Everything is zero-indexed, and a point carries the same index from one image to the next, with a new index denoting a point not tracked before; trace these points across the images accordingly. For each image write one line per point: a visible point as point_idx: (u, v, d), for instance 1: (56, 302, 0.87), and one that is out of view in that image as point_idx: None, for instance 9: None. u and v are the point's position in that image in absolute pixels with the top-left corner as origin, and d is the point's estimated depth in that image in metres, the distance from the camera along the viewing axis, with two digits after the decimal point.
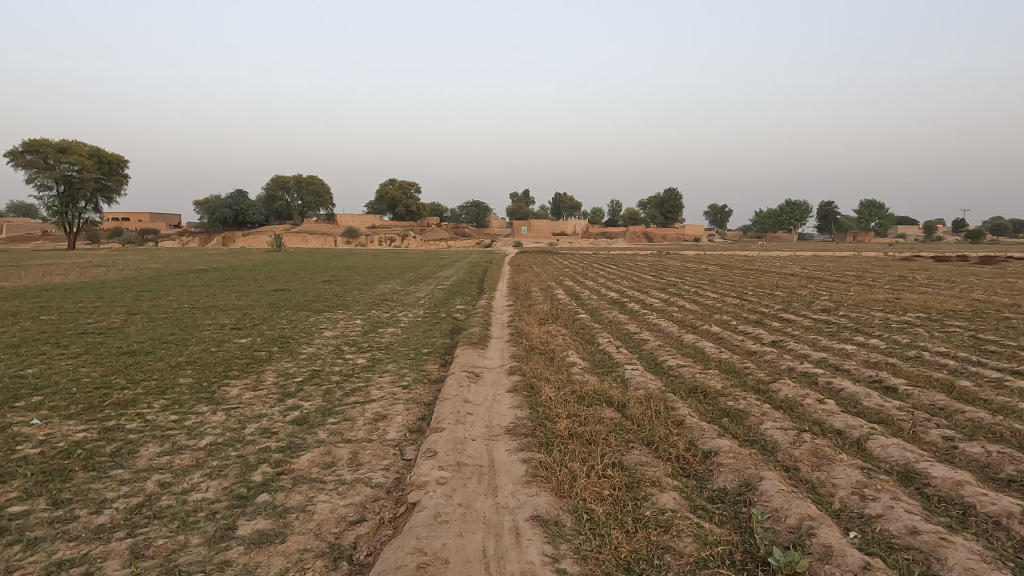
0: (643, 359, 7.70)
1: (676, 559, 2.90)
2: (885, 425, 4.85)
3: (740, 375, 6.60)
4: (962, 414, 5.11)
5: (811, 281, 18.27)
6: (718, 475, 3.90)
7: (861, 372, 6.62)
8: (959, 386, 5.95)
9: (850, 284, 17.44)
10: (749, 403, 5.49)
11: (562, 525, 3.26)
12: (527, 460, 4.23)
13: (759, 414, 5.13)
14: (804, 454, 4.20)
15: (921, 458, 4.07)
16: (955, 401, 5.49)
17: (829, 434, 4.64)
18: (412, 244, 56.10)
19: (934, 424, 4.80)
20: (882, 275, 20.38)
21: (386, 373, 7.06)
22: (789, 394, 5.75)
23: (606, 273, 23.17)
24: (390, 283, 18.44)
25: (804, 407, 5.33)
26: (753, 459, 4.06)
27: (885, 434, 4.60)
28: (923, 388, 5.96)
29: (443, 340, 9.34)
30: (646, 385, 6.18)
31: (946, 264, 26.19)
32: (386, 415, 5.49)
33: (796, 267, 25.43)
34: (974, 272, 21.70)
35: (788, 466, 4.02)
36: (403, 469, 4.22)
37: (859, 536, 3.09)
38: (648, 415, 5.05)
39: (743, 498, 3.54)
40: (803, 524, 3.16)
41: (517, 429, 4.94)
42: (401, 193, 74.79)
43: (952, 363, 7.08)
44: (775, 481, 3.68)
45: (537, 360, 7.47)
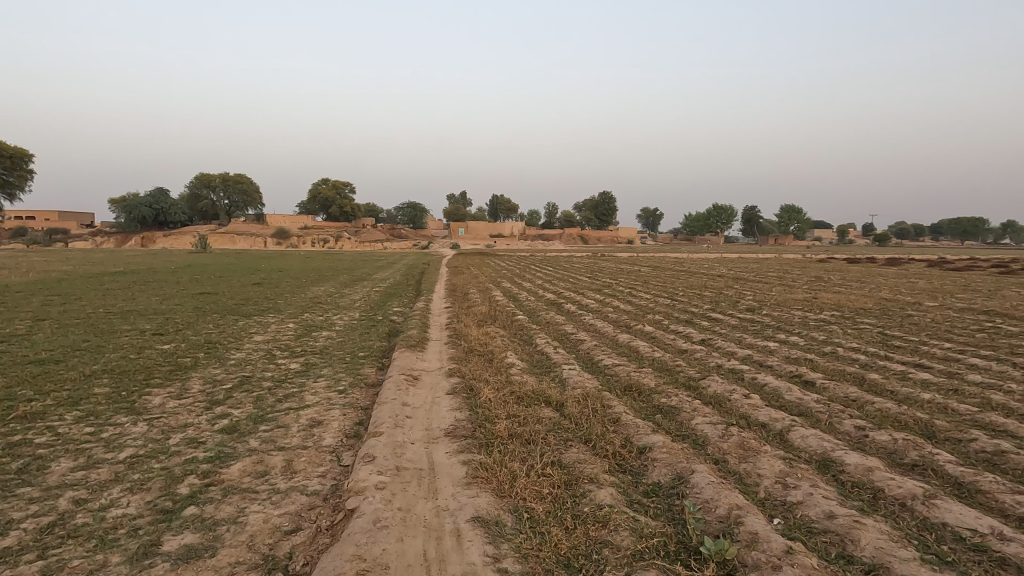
0: (580, 359, 7.86)
1: (613, 553, 2.97)
2: (804, 417, 5.16)
3: (671, 373, 6.84)
4: (872, 405, 5.51)
5: (738, 282, 19.17)
6: (652, 470, 4.03)
7: (782, 368, 7.02)
8: (869, 378, 6.42)
9: (772, 284, 18.45)
10: (680, 399, 5.70)
11: (502, 524, 3.29)
12: (466, 462, 4.23)
13: (690, 409, 5.34)
14: (732, 446, 4.40)
15: (836, 447, 4.35)
16: (866, 393, 5.91)
17: (755, 427, 4.89)
18: (347, 246, 55.05)
19: (847, 415, 5.15)
20: (801, 275, 21.68)
21: (322, 378, 6.89)
22: (717, 390, 6.01)
23: (543, 274, 23.49)
24: (324, 285, 17.94)
25: (731, 402, 5.59)
26: (685, 454, 4.22)
27: (805, 425, 4.89)
28: (837, 381, 6.39)
29: (379, 343, 9.20)
30: (583, 384, 6.31)
31: (858, 266, 28.15)
32: (321, 420, 5.35)
33: (722, 267, 27.28)
34: (883, 272, 23.47)
35: (717, 458, 4.21)
36: (340, 475, 4.13)
37: (783, 521, 3.27)
38: (585, 414, 5.15)
39: (676, 491, 3.67)
40: (732, 513, 3.31)
41: (457, 431, 4.93)
42: (335, 193, 73.01)
43: (863, 357, 7.62)
44: (705, 473, 3.84)
45: (476, 361, 7.50)
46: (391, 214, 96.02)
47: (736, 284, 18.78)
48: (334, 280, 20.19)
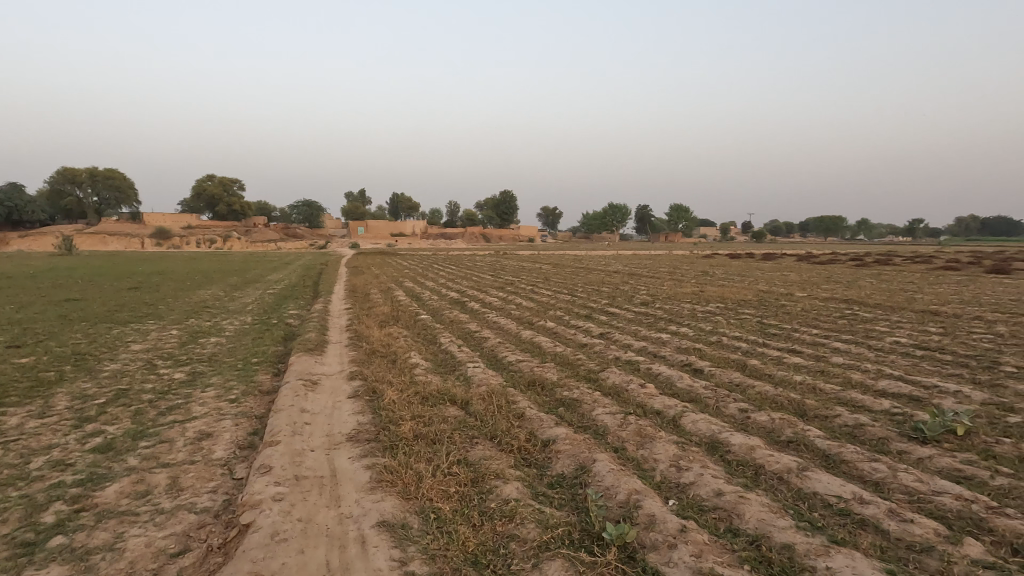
0: (484, 356, 7.91)
1: (520, 546, 3.01)
2: (694, 403, 5.51)
3: (573, 367, 7.05)
4: (753, 388, 5.99)
5: (633, 278, 20.10)
6: (556, 462, 4.13)
7: (674, 357, 7.45)
8: (749, 364, 6.97)
9: (664, 279, 19.52)
10: (581, 391, 5.89)
11: (408, 527, 3.24)
12: (370, 466, 4.12)
13: (590, 401, 5.53)
14: (630, 434, 4.61)
15: (723, 429, 4.68)
16: (748, 378, 6.41)
17: (651, 415, 5.15)
18: (236, 246, 51.88)
19: (732, 399, 5.55)
20: (690, 270, 23.14)
21: (211, 387, 6.44)
22: (616, 382, 6.27)
23: (445, 273, 23.40)
24: (211, 289, 16.76)
25: (629, 392, 5.85)
26: (587, 444, 4.37)
27: (695, 410, 5.22)
28: (722, 368, 6.88)
29: (275, 348, 8.76)
30: (488, 381, 6.35)
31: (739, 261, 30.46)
32: (211, 432, 5.00)
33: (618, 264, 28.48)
34: (761, 266, 25.57)
35: (617, 447, 4.39)
36: (234, 490, 3.89)
37: (677, 502, 3.46)
38: (490, 410, 5.19)
39: (579, 480, 3.79)
40: (631, 498, 3.46)
41: (359, 435, 4.79)
42: (222, 190, 68.45)
43: (744, 345, 8.25)
44: (606, 462, 4.00)
45: (379, 363, 7.33)
46: (284, 213, 91.43)
47: (631, 279, 19.68)
48: (223, 283, 18.94)
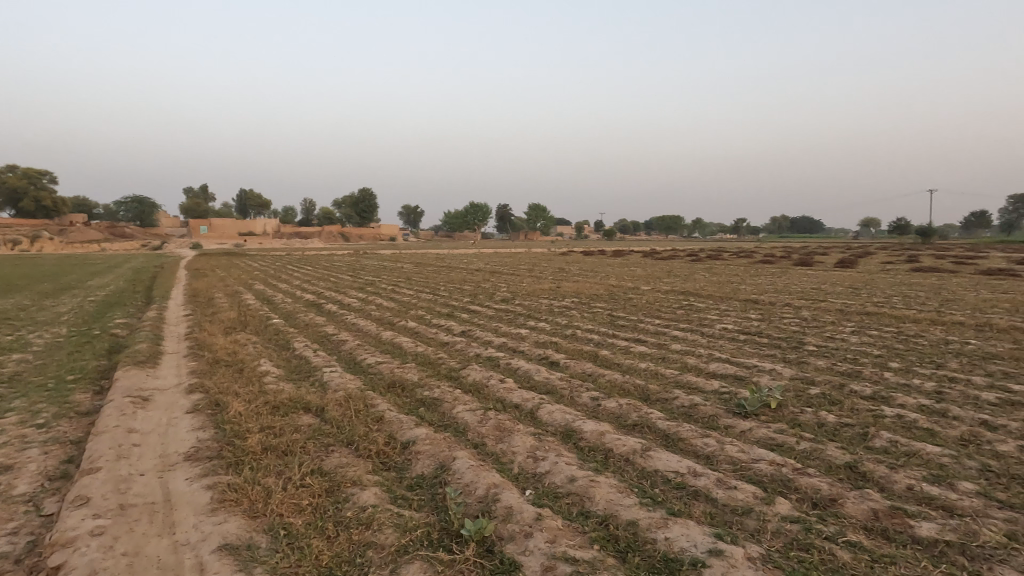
0: (342, 360, 7.62)
1: (377, 553, 2.94)
2: (550, 394, 5.75)
3: (434, 366, 7.01)
4: (603, 377, 6.38)
5: (495, 275, 20.49)
6: (416, 463, 4.09)
7: (532, 352, 7.72)
8: (600, 355, 7.41)
9: (523, 276, 20.15)
10: (442, 390, 5.89)
11: (255, 547, 3.03)
12: (212, 486, 3.79)
13: (451, 399, 5.55)
14: (489, 430, 4.69)
15: (576, 418, 4.93)
16: (599, 367, 6.82)
17: (509, 408, 5.29)
18: (47, 248, 45.09)
19: (584, 388, 5.87)
20: (548, 267, 24.09)
21: (11, 412, 5.53)
22: (476, 378, 6.35)
23: (300, 274, 22.19)
24: (12, 298, 14.39)
25: (489, 388, 5.96)
26: (447, 442, 4.37)
27: (551, 402, 5.44)
28: (576, 359, 7.25)
29: (96, 362, 7.73)
30: (345, 386, 6.13)
31: (592, 257, 32.32)
32: (10, 465, 4.29)
33: (480, 262, 28.91)
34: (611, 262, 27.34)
35: (476, 443, 4.44)
36: (41, 528, 3.37)
37: (533, 491, 3.59)
38: (347, 416, 5.00)
39: (439, 480, 3.78)
40: (490, 492, 3.52)
41: (199, 453, 4.39)
42: (26, 183, 59.10)
43: (596, 337, 8.77)
44: (465, 459, 4.03)
45: (224, 372, 6.77)
46: (108, 210, 81.12)
47: (492, 277, 20.06)
48: (28, 290, 16.35)
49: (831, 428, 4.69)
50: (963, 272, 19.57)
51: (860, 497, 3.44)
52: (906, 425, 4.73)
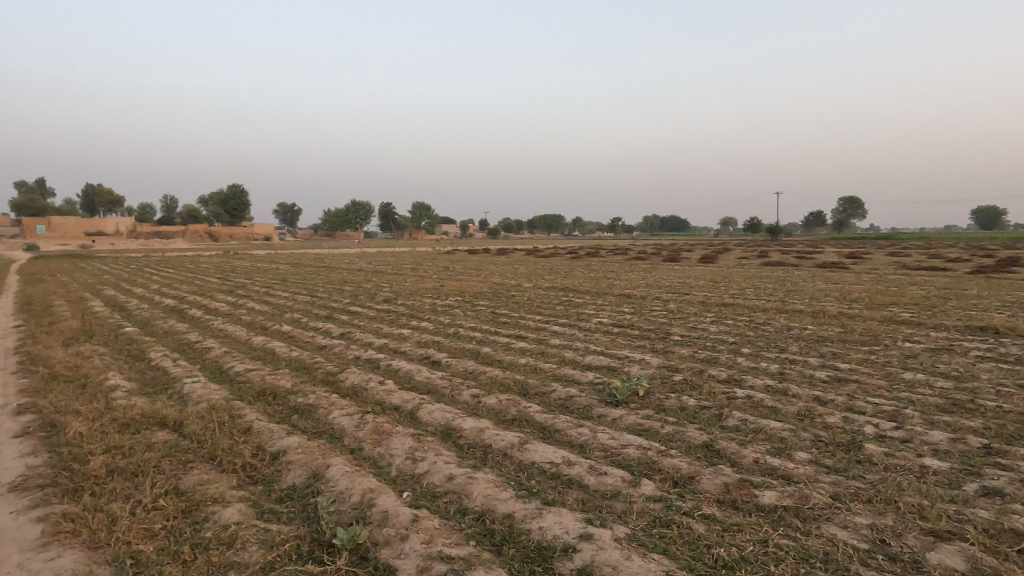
0: (207, 368, 7.07)
1: (240, 573, 2.76)
2: (431, 394, 5.71)
3: (309, 371, 6.70)
4: (484, 374, 6.44)
5: (377, 275, 20.00)
6: (286, 474, 3.89)
7: (413, 352, 7.62)
8: (482, 352, 7.48)
9: (407, 275, 19.85)
10: (317, 395, 5.65)
11: None
12: (45, 517, 3.36)
13: (327, 405, 5.33)
14: (366, 434, 4.56)
15: (456, 416, 4.93)
16: (480, 364, 6.88)
17: (388, 411, 5.18)
18: None
19: (465, 386, 5.90)
20: (432, 266, 23.93)
21: None
22: (355, 382, 6.15)
23: (159, 277, 20.27)
24: None
25: (367, 391, 5.81)
26: (321, 450, 4.20)
27: (432, 401, 5.40)
28: (458, 357, 7.27)
29: None
30: (209, 397, 5.69)
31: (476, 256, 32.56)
32: None
33: (362, 261, 28.07)
34: (495, 261, 27.71)
35: (352, 448, 4.31)
36: None
37: (411, 493, 3.54)
38: (209, 429, 4.64)
39: (311, 489, 3.62)
40: (365, 498, 3.43)
41: (30, 481, 3.87)
42: None
43: (479, 335, 8.84)
44: (340, 465, 3.89)
45: (63, 389, 6.01)
46: None
47: (375, 277, 19.57)
48: None
49: (692, 411, 5.08)
50: (803, 266, 22.02)
51: (715, 473, 3.76)
52: (754, 405, 5.24)
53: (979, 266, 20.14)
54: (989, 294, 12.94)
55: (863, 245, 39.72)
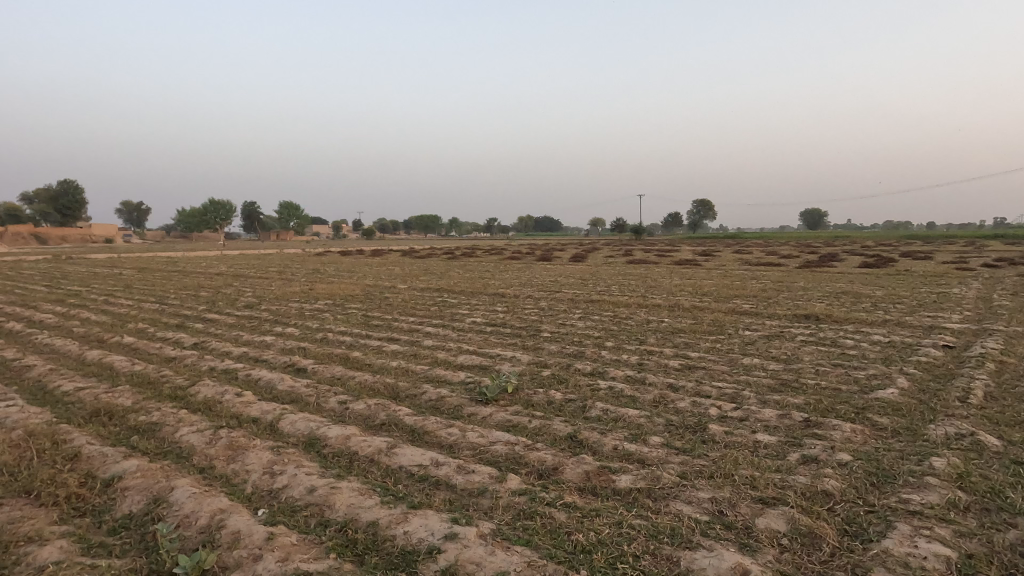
0: (27, 390, 6.17)
1: None
2: (294, 403, 5.42)
3: (154, 386, 6.09)
4: (353, 379, 6.23)
5: (239, 279, 18.67)
6: (122, 502, 3.50)
7: (277, 360, 7.19)
8: (351, 356, 7.24)
9: (272, 279, 18.73)
10: (163, 412, 5.14)
11: None
12: None
13: (174, 422, 4.87)
14: (219, 450, 4.24)
15: (320, 424, 4.72)
16: (349, 370, 6.65)
17: (246, 424, 4.84)
18: None
19: (332, 393, 5.67)
20: (301, 269, 22.78)
21: None
22: (208, 395, 5.69)
23: None
24: None
25: (222, 404, 5.39)
26: (164, 472, 3.83)
27: (294, 411, 5.13)
28: (326, 363, 6.97)
29: None
30: (28, 421, 4.97)
31: (349, 257, 31.48)
32: None
33: (221, 265, 26.05)
34: (370, 262, 26.95)
35: (202, 467, 3.98)
36: None
37: (268, 510, 3.34)
38: (26, 458, 4.06)
39: (151, 516, 3.29)
40: (214, 520, 3.18)
41: None
42: None
43: (349, 339, 8.54)
44: (186, 487, 3.57)
45: None
46: None
47: (236, 281, 18.25)
48: None
49: (558, 405, 5.27)
50: (662, 263, 23.70)
51: (577, 463, 3.93)
52: (615, 395, 5.55)
53: (805, 262, 22.89)
54: (813, 285, 14.75)
55: (713, 244, 43.52)
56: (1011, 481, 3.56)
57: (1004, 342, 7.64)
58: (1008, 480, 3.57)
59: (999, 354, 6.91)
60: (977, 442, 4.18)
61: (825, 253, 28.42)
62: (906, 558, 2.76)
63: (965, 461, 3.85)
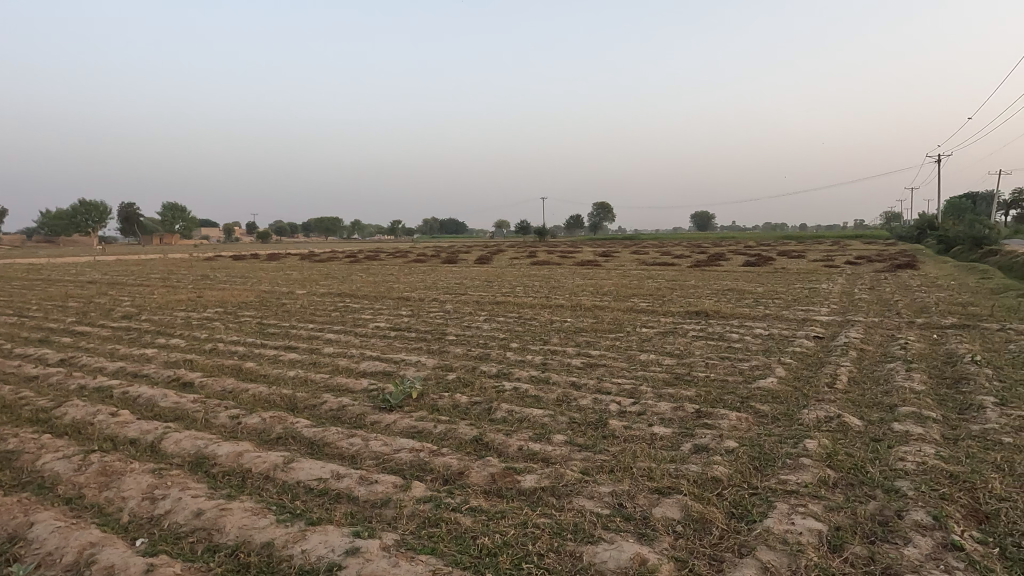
0: None
1: None
2: (179, 421, 5.02)
3: (11, 410, 5.41)
4: (246, 391, 5.87)
5: (115, 288, 17.07)
6: None
7: (159, 374, 6.63)
8: (244, 367, 6.82)
9: (154, 286, 17.29)
10: (21, 439, 4.58)
11: None
12: None
13: (34, 449, 4.35)
14: (90, 477, 3.84)
15: (209, 442, 4.40)
16: (242, 382, 6.26)
17: (122, 446, 4.42)
18: None
19: (222, 407, 5.31)
20: (187, 275, 21.21)
21: None
22: (76, 417, 5.14)
23: None
24: None
25: (94, 426, 4.88)
26: (22, 507, 3.42)
27: (179, 429, 4.75)
28: (215, 376, 6.51)
29: None
30: None
31: (242, 262, 29.72)
32: None
33: (93, 272, 23.67)
34: (265, 267, 25.58)
35: (70, 497, 3.59)
36: None
37: (148, 539, 3.07)
38: None
39: (5, 557, 2.92)
40: (83, 555, 2.88)
41: None
42: None
43: (242, 349, 8.05)
44: (49, 521, 3.20)
45: None
46: None
47: (112, 289, 16.68)
48: None
49: (463, 408, 5.25)
50: (564, 264, 24.33)
51: (482, 465, 3.93)
52: (520, 395, 5.61)
53: (695, 261, 24.34)
54: (702, 283, 15.71)
55: (613, 246, 45.16)
56: (871, 457, 3.97)
57: (864, 332, 8.51)
58: (868, 456, 3.97)
59: (860, 343, 7.69)
60: (843, 423, 4.62)
61: (712, 253, 30.38)
62: (784, 535, 3.00)
63: (832, 442, 4.25)
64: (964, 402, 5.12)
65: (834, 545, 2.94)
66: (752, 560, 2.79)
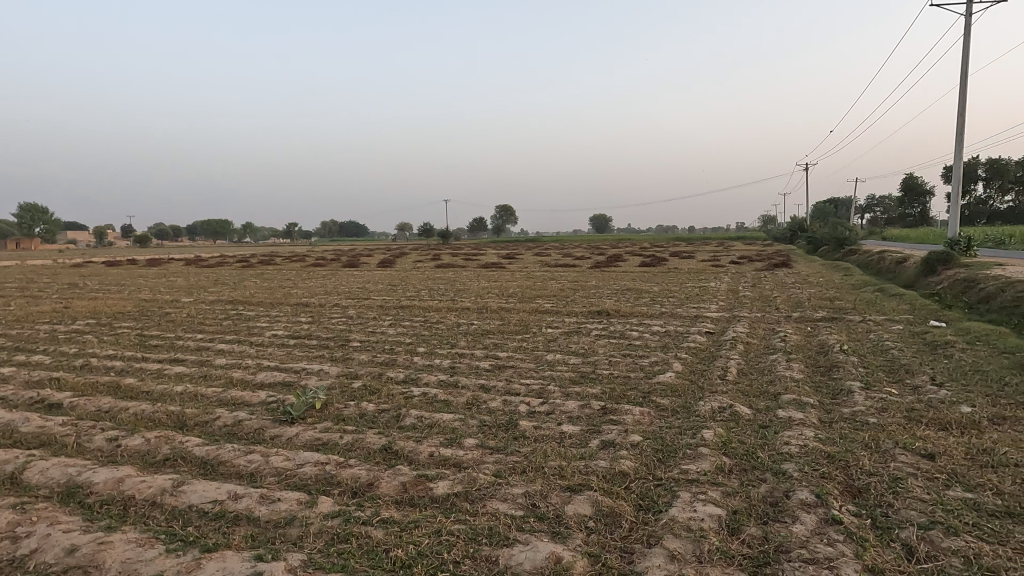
0: None
1: None
2: (45, 447, 4.48)
3: None
4: (126, 410, 5.35)
5: None
6: None
7: (18, 395, 5.88)
8: (123, 384, 6.21)
9: (10, 296, 15.36)
10: None
11: None
12: None
13: None
14: None
15: (83, 469, 3.97)
16: (120, 400, 5.69)
17: None
18: None
19: (98, 429, 4.80)
20: (52, 283, 19.06)
21: None
22: None
23: None
24: None
25: None
26: None
27: (45, 457, 4.24)
28: (88, 395, 5.88)
29: None
30: None
31: (117, 268, 27.14)
32: None
33: None
34: (144, 273, 23.48)
35: None
36: None
37: None
38: None
39: None
40: None
41: None
42: None
43: (119, 363, 7.33)
44: None
45: None
46: None
47: None
48: None
49: (370, 417, 5.09)
50: (468, 267, 24.33)
51: (393, 474, 3.82)
52: (429, 401, 5.52)
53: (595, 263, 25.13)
54: (602, 284, 16.27)
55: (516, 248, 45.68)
56: (760, 442, 4.28)
57: (749, 326, 9.16)
58: (758, 442, 4.27)
59: (746, 337, 8.28)
60: (734, 412, 4.95)
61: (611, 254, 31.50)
62: (688, 522, 3.15)
63: (726, 430, 4.53)
64: (836, 388, 5.64)
65: (732, 528, 3.13)
66: (661, 549, 2.91)
